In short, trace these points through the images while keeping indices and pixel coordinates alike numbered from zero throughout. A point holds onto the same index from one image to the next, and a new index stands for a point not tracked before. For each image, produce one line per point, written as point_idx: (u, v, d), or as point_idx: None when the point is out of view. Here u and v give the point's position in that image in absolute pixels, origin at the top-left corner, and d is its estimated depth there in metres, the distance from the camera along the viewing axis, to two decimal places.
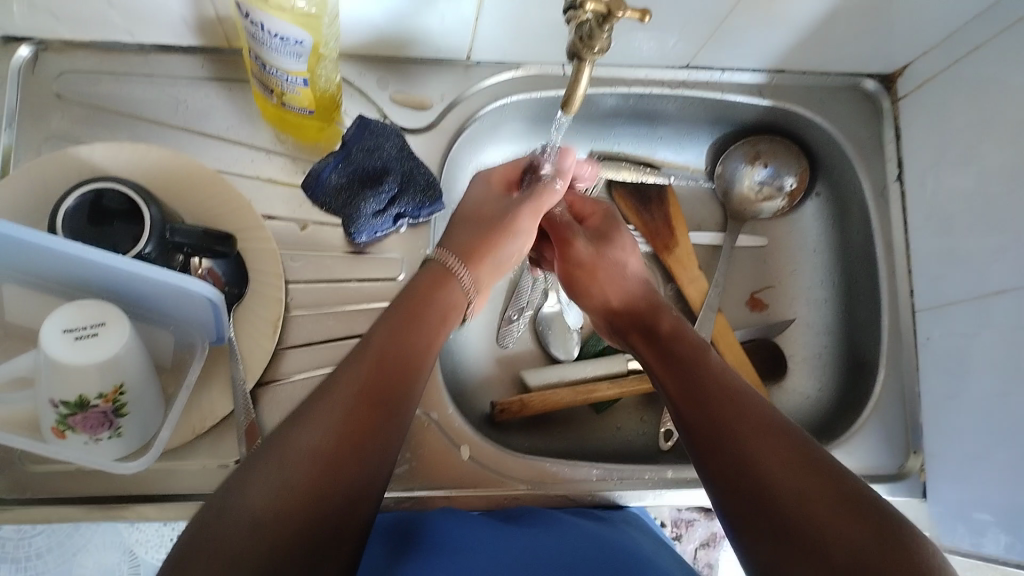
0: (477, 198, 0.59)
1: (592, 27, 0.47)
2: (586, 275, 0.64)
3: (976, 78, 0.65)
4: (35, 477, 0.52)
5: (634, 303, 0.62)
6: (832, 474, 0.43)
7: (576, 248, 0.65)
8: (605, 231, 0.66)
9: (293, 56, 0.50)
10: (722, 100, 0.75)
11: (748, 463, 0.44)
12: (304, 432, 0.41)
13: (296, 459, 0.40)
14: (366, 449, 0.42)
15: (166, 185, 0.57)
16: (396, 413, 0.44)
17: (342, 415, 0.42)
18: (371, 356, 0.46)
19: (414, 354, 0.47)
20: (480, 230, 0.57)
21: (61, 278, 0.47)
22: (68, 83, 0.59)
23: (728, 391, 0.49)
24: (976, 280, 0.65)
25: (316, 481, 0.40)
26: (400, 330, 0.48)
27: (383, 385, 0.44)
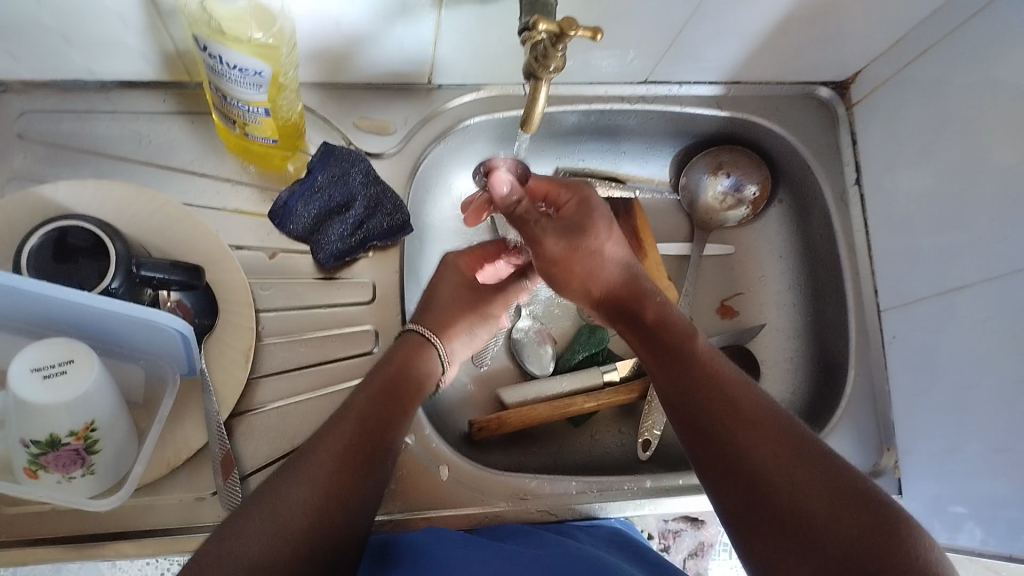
0: (448, 282, 0.65)
1: (546, 47, 0.48)
2: (563, 270, 0.60)
3: (925, 81, 0.67)
4: (9, 520, 0.51)
5: (614, 290, 0.60)
6: (818, 459, 0.50)
7: (546, 246, 0.59)
8: (578, 219, 0.59)
9: (253, 87, 0.50)
10: (682, 113, 0.76)
11: (741, 456, 0.50)
12: (293, 486, 0.46)
13: (287, 512, 0.45)
14: (353, 500, 0.47)
15: (132, 220, 0.57)
16: (378, 468, 0.49)
17: (331, 470, 0.47)
18: (354, 420, 0.50)
19: (395, 418, 0.52)
20: (452, 309, 0.63)
21: (27, 317, 0.47)
22: (30, 123, 0.60)
23: (720, 395, 0.54)
24: (937, 277, 0.67)
25: (306, 531, 0.44)
26: (383, 396, 0.53)
27: (367, 446, 0.49)
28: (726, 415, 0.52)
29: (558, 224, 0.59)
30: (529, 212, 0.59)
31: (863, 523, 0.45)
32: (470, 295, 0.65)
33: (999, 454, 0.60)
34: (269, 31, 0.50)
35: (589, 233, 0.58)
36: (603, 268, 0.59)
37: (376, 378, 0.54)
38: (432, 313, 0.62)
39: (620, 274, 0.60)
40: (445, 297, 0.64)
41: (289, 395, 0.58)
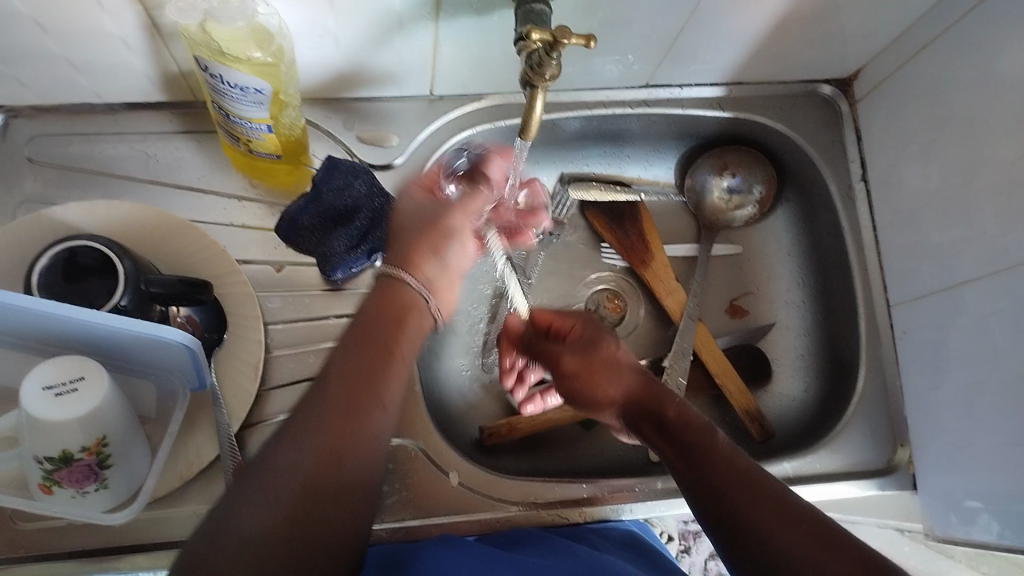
0: (409, 206, 0.56)
1: (541, 56, 0.49)
2: (587, 383, 0.58)
3: (927, 76, 0.67)
4: (28, 534, 0.52)
5: (638, 396, 0.56)
6: (847, 545, 0.43)
7: (563, 362, 0.59)
8: (594, 332, 0.60)
9: (254, 104, 0.51)
10: (684, 115, 0.77)
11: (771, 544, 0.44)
12: (283, 452, 0.43)
13: (276, 480, 0.42)
14: (346, 463, 0.44)
15: (141, 239, 0.58)
16: (367, 425, 0.46)
17: (316, 435, 0.44)
18: (338, 380, 0.46)
19: (380, 369, 0.48)
20: (418, 237, 0.54)
21: (38, 337, 0.48)
22: (39, 146, 0.61)
23: (748, 478, 0.48)
24: (945, 272, 0.66)
25: (297, 502, 0.42)
26: (366, 346, 0.48)
27: (357, 395, 0.46)
28: (757, 498, 0.47)
29: (572, 342, 0.59)
30: (547, 342, 0.61)
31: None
32: (428, 214, 0.55)
33: (1011, 448, 0.59)
34: (268, 50, 0.50)
35: (601, 343, 0.59)
36: (626, 371, 0.57)
37: (364, 317, 0.50)
38: (395, 244, 0.54)
39: (640, 376, 0.57)
40: (409, 226, 0.54)
41: (299, 406, 0.58)
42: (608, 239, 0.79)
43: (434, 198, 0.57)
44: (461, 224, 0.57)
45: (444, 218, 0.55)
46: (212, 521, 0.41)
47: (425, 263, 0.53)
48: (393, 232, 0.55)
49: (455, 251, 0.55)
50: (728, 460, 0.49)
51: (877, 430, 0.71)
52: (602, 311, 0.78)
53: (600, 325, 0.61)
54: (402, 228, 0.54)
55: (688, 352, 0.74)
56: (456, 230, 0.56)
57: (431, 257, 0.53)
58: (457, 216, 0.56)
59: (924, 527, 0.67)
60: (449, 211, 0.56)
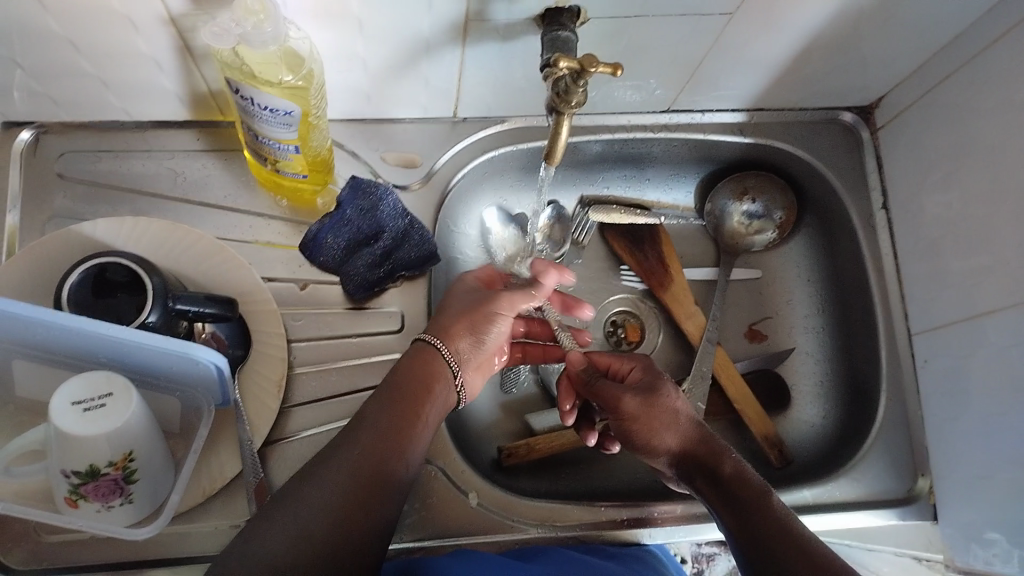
0: (456, 291, 0.60)
1: (568, 83, 0.50)
2: (641, 429, 0.57)
3: (949, 105, 0.67)
4: (52, 547, 0.53)
5: (693, 446, 0.56)
6: None
7: (624, 405, 0.58)
8: (653, 378, 0.59)
9: (283, 126, 0.52)
10: (705, 140, 0.77)
11: None
12: (315, 488, 0.46)
13: (308, 514, 0.45)
14: (369, 506, 0.47)
15: (167, 255, 0.59)
16: (392, 472, 0.49)
17: (348, 476, 0.47)
18: (368, 431, 0.50)
19: (409, 424, 0.51)
20: (467, 315, 0.58)
21: (67, 353, 0.49)
22: (70, 163, 0.62)
23: (791, 532, 0.50)
24: (967, 301, 0.66)
25: (325, 533, 0.45)
26: (395, 403, 0.52)
27: (384, 447, 0.49)
28: (798, 548, 0.49)
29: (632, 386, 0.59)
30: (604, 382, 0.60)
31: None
32: (479, 297, 0.59)
33: None
34: (298, 74, 0.51)
35: (663, 390, 0.58)
36: (682, 420, 0.57)
37: (392, 378, 0.54)
38: (437, 320, 0.58)
39: (697, 428, 0.57)
40: (452, 308, 0.59)
41: (320, 424, 0.59)
42: (628, 261, 0.79)
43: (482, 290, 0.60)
44: (507, 312, 0.60)
45: (490, 301, 0.58)
46: (247, 536, 0.44)
47: (459, 336, 0.57)
48: (440, 307, 0.60)
49: (493, 333, 0.59)
50: (777, 517, 0.51)
51: (897, 460, 0.70)
52: (619, 333, 0.79)
53: (660, 370, 0.61)
54: (447, 307, 0.59)
55: (706, 376, 0.74)
56: (503, 317, 0.59)
57: (465, 334, 0.57)
58: (506, 302, 0.59)
59: (943, 557, 0.67)
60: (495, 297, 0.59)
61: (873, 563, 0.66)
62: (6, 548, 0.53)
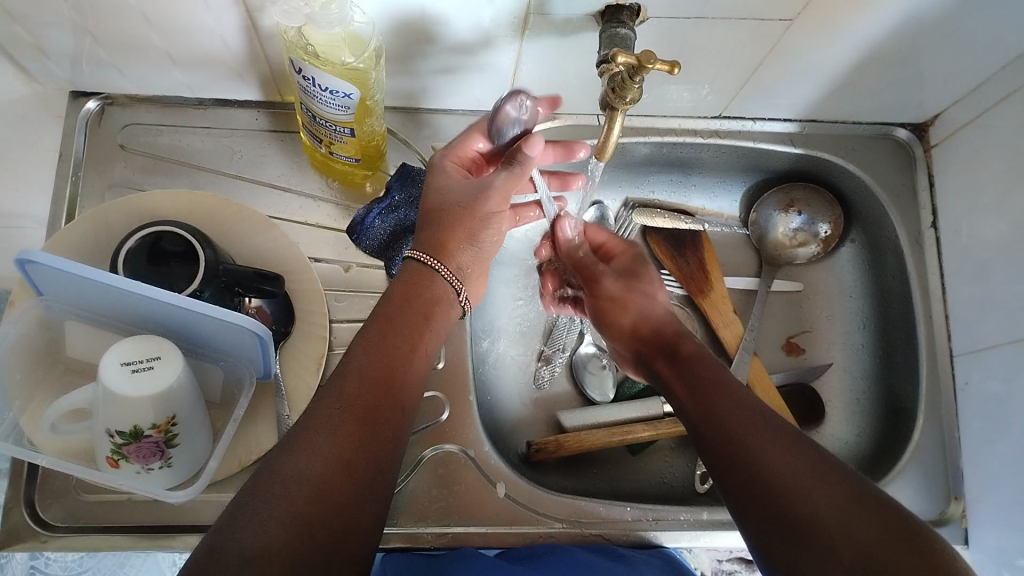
0: (441, 187, 0.58)
1: (624, 78, 0.50)
2: (616, 308, 0.64)
3: (1006, 125, 0.66)
4: (89, 506, 0.54)
5: (656, 325, 0.61)
6: (833, 471, 0.44)
7: (606, 285, 0.65)
8: (635, 265, 0.66)
9: (341, 108, 0.53)
10: (755, 148, 0.76)
11: (756, 463, 0.46)
12: (292, 462, 0.43)
13: (284, 488, 0.42)
14: (356, 473, 0.45)
15: (218, 229, 0.60)
16: (376, 436, 0.47)
17: (329, 440, 0.44)
18: (350, 383, 0.47)
19: (392, 385, 0.49)
20: (448, 220, 0.56)
21: (119, 314, 0.50)
22: (132, 135, 0.64)
23: (742, 402, 0.50)
24: (1014, 325, 0.65)
25: (310, 506, 0.42)
26: (379, 357, 0.50)
27: (363, 404, 0.47)
28: (747, 417, 0.49)
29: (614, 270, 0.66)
30: (589, 261, 0.68)
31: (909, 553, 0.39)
32: (463, 196, 0.57)
33: None
34: (360, 56, 0.51)
35: (642, 278, 0.65)
36: (654, 307, 0.62)
37: (375, 319, 0.52)
38: (426, 228, 0.56)
39: (664, 313, 0.62)
40: (445, 206, 0.57)
41: None
42: (668, 265, 0.79)
43: (467, 184, 0.58)
44: (496, 204, 0.58)
45: (481, 202, 0.57)
46: (225, 527, 0.40)
47: (452, 250, 0.56)
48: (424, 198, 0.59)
49: (485, 237, 0.58)
50: (730, 387, 0.52)
51: (931, 483, 0.69)
52: None
53: (647, 261, 0.67)
54: (437, 208, 0.57)
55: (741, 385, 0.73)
56: (488, 211, 0.57)
57: (461, 248, 0.57)
58: (492, 200, 0.57)
59: None
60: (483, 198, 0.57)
61: None
62: (47, 502, 0.54)
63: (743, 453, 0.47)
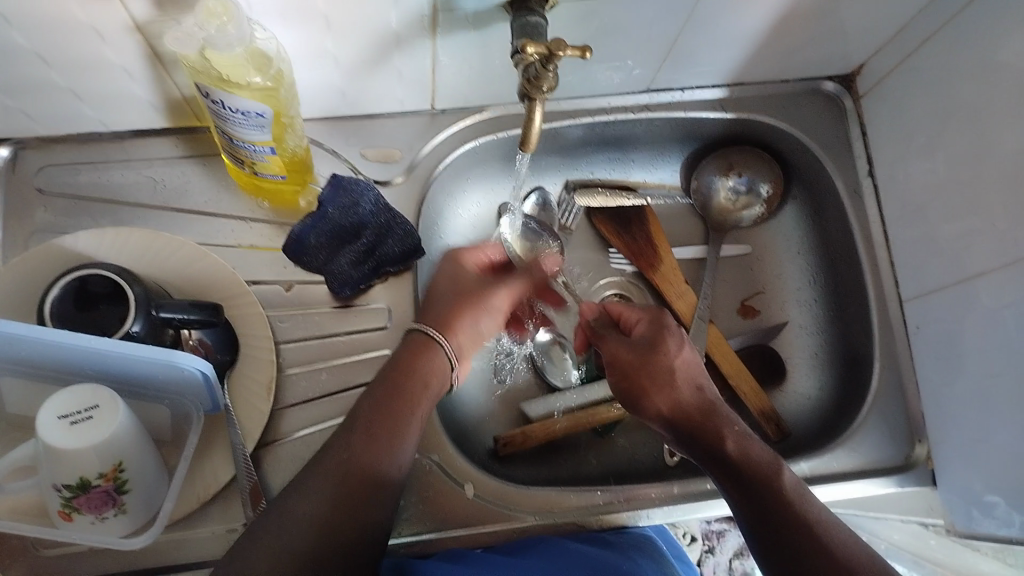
0: (447, 275, 0.62)
1: (538, 68, 0.50)
2: (633, 386, 0.59)
3: (929, 69, 0.67)
4: (51, 560, 0.53)
5: (686, 412, 0.57)
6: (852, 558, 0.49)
7: (621, 357, 0.61)
8: (654, 333, 0.62)
9: (257, 128, 0.51)
10: (687, 118, 0.76)
11: (789, 538, 0.51)
12: (300, 500, 0.48)
13: (292, 526, 0.47)
14: (357, 507, 0.49)
15: (149, 264, 0.58)
16: (383, 471, 0.50)
17: (333, 482, 0.49)
18: (357, 435, 0.51)
19: (399, 423, 0.52)
20: (455, 304, 0.60)
21: (52, 367, 0.49)
22: (49, 177, 0.62)
23: (793, 511, 0.52)
24: (956, 265, 0.66)
25: (314, 543, 0.46)
26: (387, 401, 0.53)
27: (372, 451, 0.50)
28: (807, 535, 0.50)
29: (638, 343, 0.61)
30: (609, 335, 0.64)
31: None
32: (471, 286, 0.61)
33: None
34: (267, 73, 0.51)
35: (660, 348, 0.60)
36: (676, 385, 0.58)
37: (390, 372, 0.55)
38: (435, 310, 0.60)
39: (692, 394, 0.58)
40: (441, 294, 0.61)
41: (312, 423, 0.59)
42: (615, 243, 0.79)
43: (473, 273, 0.62)
44: (499, 301, 0.63)
45: (483, 294, 0.61)
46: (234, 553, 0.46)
47: (459, 329, 0.59)
48: (427, 290, 0.62)
49: (485, 319, 0.61)
50: (786, 497, 0.52)
51: (894, 428, 0.70)
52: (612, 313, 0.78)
53: (668, 324, 0.63)
54: (438, 293, 0.61)
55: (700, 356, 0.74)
56: (492, 304, 0.62)
57: (464, 327, 0.60)
58: (496, 294, 0.63)
59: (946, 521, 0.67)
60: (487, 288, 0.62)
61: (883, 531, 0.67)
62: (5, 564, 0.53)
63: (777, 525, 0.51)
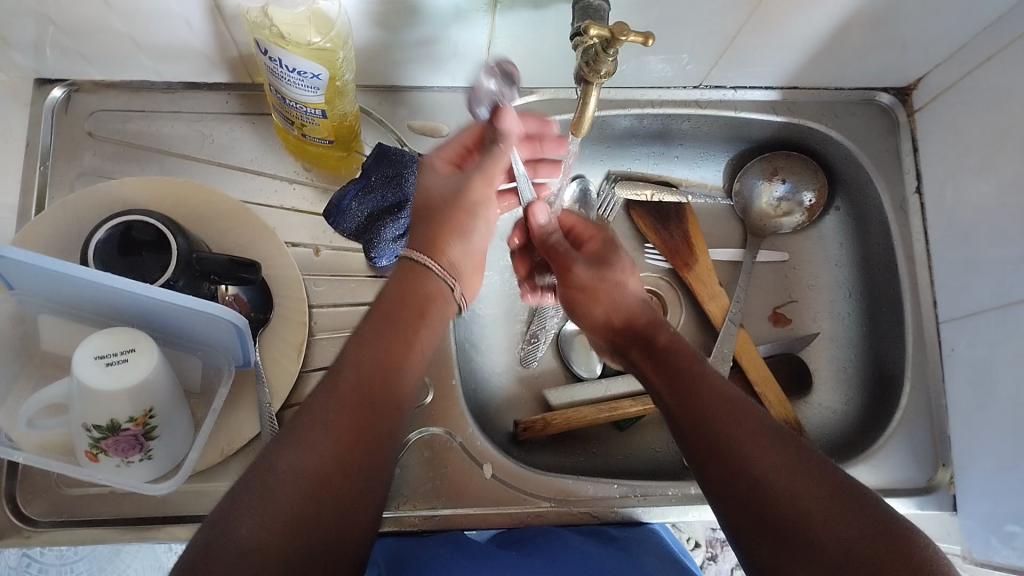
0: (429, 181, 0.57)
1: (598, 52, 0.49)
2: (588, 300, 0.59)
3: (989, 88, 0.65)
4: (71, 500, 0.54)
5: (635, 320, 0.57)
6: (802, 456, 0.45)
7: (575, 274, 0.59)
8: (604, 251, 0.60)
9: (311, 89, 0.51)
10: (737, 118, 0.76)
11: (729, 447, 0.46)
12: (288, 456, 0.42)
13: (281, 485, 0.41)
14: (352, 470, 0.44)
15: (191, 216, 0.59)
16: (377, 425, 0.46)
17: (328, 434, 0.43)
18: (350, 376, 0.46)
19: (393, 370, 0.48)
20: (434, 213, 0.56)
21: (92, 306, 0.49)
22: (100, 122, 0.63)
23: (736, 418, 0.47)
24: (1000, 290, 0.64)
25: (305, 505, 0.41)
26: (378, 351, 0.48)
27: (368, 397, 0.46)
28: (728, 407, 0.48)
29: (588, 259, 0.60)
30: (562, 246, 0.61)
31: (870, 534, 0.40)
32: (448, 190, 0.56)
33: None
34: (327, 35, 0.50)
35: (614, 265, 0.59)
36: (628, 299, 0.58)
37: (371, 318, 0.50)
38: (422, 230, 0.55)
39: (640, 304, 0.58)
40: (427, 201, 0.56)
41: None
42: (653, 240, 0.78)
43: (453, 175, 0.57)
44: (481, 190, 0.57)
45: (465, 195, 0.56)
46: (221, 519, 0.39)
47: (447, 246, 0.55)
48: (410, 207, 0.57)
49: (476, 233, 0.57)
50: (720, 390, 0.49)
51: (918, 449, 0.69)
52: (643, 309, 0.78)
53: (619, 244, 0.62)
54: (426, 207, 0.56)
55: (728, 358, 0.73)
56: (474, 198, 0.57)
57: (453, 242, 0.56)
58: (476, 187, 0.56)
59: (961, 548, 0.66)
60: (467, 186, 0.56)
61: None
62: (28, 498, 0.54)
63: (716, 436, 0.47)
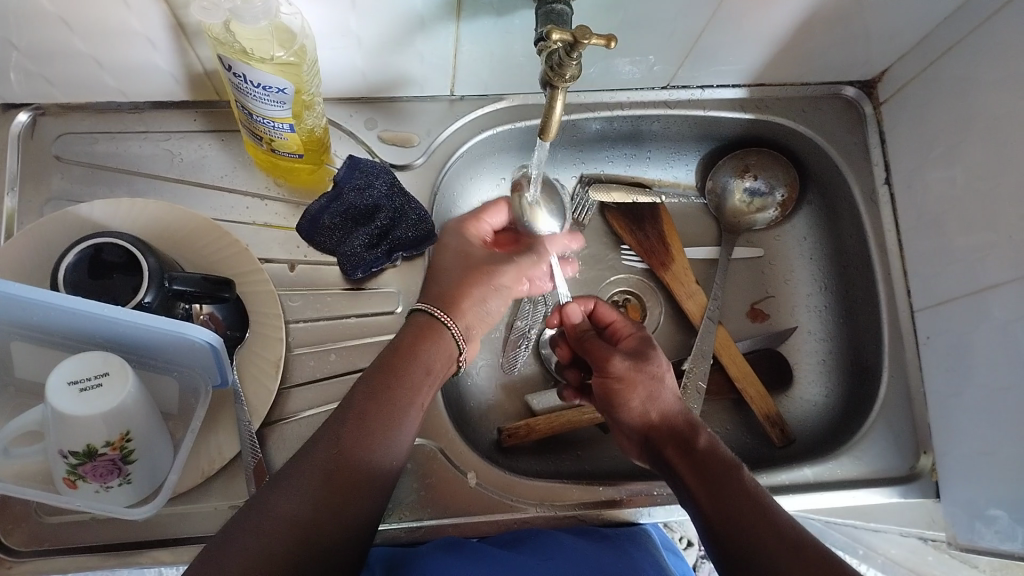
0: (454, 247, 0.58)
1: (562, 56, 0.49)
2: (624, 391, 0.57)
3: (951, 77, 0.66)
4: (51, 528, 0.53)
5: (672, 420, 0.56)
6: (826, 565, 0.45)
7: (612, 364, 0.58)
8: (643, 346, 0.60)
9: (277, 104, 0.51)
10: (706, 116, 0.76)
11: (759, 552, 0.47)
12: (282, 500, 0.44)
13: (270, 527, 0.43)
14: (339, 510, 0.45)
15: (162, 236, 0.58)
16: (370, 467, 0.47)
17: (322, 480, 0.45)
18: (349, 422, 0.48)
19: (393, 417, 0.49)
20: (461, 277, 0.56)
21: (65, 332, 0.49)
22: (67, 144, 0.62)
23: (767, 523, 0.48)
24: (969, 277, 0.65)
25: (291, 545, 0.43)
26: (380, 395, 0.49)
27: (363, 444, 0.47)
28: (763, 517, 0.49)
29: (624, 353, 0.59)
30: (596, 339, 0.63)
31: None
32: (478, 263, 0.57)
33: None
34: (290, 49, 0.50)
35: (652, 359, 0.58)
36: (666, 394, 0.57)
37: (379, 365, 0.52)
38: (438, 285, 0.56)
39: (678, 404, 0.57)
40: (447, 267, 0.57)
41: (317, 404, 0.59)
42: (628, 240, 0.79)
43: (478, 249, 0.58)
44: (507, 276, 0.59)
45: (493, 271, 0.57)
46: (220, 544, 0.42)
47: (466, 309, 0.56)
48: (434, 264, 0.58)
49: (494, 303, 0.58)
50: (753, 494, 0.50)
51: (900, 438, 0.69)
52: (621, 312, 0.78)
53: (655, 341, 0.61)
54: (442, 270, 0.57)
55: (708, 355, 0.73)
56: (502, 282, 0.58)
57: (472, 306, 0.56)
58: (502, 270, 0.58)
59: (947, 534, 0.66)
60: (496, 267, 0.58)
61: (879, 544, 0.66)
62: (6, 529, 0.53)
63: (748, 539, 0.48)
